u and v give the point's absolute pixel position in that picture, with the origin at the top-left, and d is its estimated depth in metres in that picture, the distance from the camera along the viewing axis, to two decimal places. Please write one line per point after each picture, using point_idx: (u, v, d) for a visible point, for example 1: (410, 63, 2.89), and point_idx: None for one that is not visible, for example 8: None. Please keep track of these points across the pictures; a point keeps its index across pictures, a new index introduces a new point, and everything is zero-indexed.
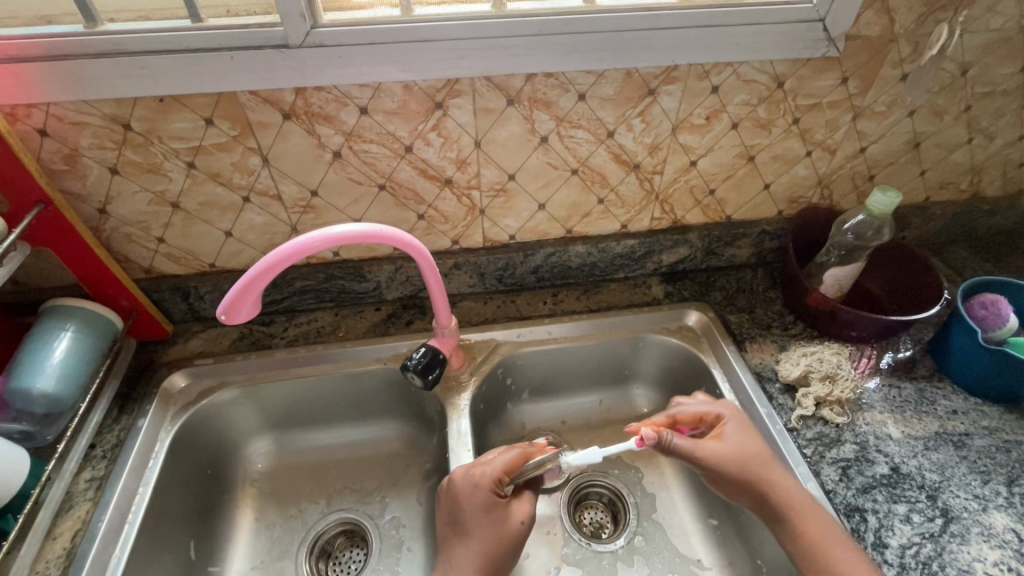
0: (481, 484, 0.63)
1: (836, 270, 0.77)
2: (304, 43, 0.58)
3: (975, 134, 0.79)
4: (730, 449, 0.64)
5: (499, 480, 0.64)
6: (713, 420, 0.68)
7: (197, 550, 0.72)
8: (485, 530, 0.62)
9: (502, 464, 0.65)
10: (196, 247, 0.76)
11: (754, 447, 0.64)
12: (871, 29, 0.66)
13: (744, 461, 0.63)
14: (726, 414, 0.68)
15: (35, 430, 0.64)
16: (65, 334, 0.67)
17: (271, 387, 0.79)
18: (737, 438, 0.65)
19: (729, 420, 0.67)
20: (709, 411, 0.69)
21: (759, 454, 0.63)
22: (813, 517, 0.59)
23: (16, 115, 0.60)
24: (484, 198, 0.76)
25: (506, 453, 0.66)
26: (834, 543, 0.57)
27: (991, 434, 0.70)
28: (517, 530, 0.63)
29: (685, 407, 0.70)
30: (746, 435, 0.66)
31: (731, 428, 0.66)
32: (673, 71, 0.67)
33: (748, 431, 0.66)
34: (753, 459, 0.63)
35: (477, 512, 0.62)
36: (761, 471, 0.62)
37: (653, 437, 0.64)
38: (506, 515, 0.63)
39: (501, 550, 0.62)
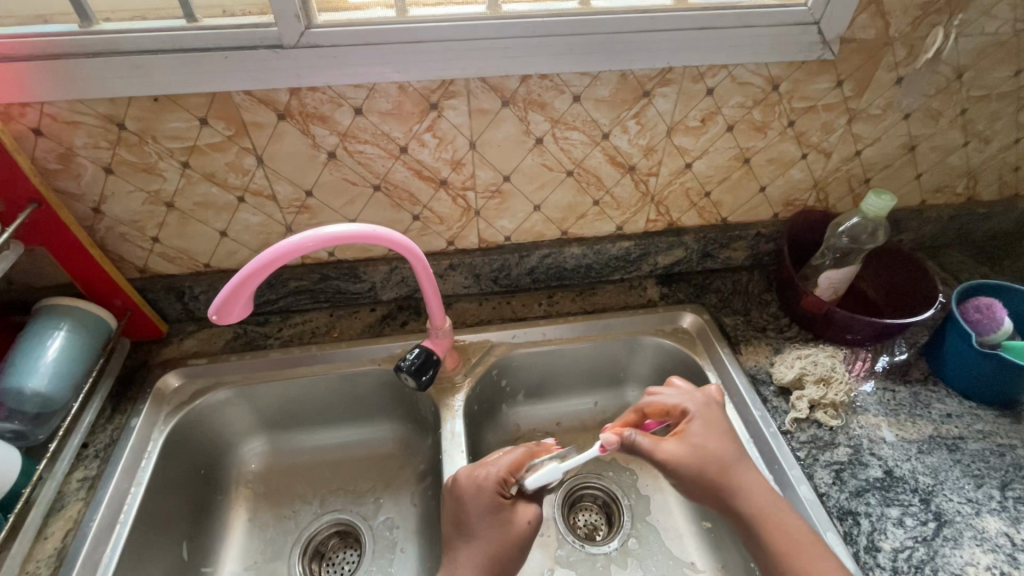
0: (486, 485, 0.63)
1: (831, 272, 0.77)
2: (298, 44, 0.58)
3: (971, 138, 0.79)
4: (693, 449, 0.62)
5: (504, 480, 0.64)
6: (679, 415, 0.67)
7: (189, 551, 0.72)
8: (491, 532, 0.61)
9: (507, 464, 0.65)
10: (191, 247, 0.75)
11: (718, 447, 0.63)
12: (866, 32, 0.66)
13: (708, 461, 0.61)
14: (692, 409, 0.66)
15: (26, 429, 0.64)
16: (59, 333, 0.67)
17: (265, 387, 0.79)
18: (701, 436, 0.63)
19: (693, 417, 0.65)
20: (675, 406, 0.67)
21: (722, 455, 0.62)
22: (780, 521, 0.58)
23: (10, 115, 0.60)
24: (479, 199, 0.76)
25: (513, 454, 0.66)
26: (800, 547, 0.56)
27: (985, 438, 0.70)
28: (526, 529, 0.62)
29: (652, 400, 0.68)
30: (710, 432, 0.64)
31: (695, 424, 0.65)
32: (668, 73, 0.67)
33: (712, 428, 0.64)
34: (717, 459, 0.62)
35: (482, 513, 0.62)
36: (725, 473, 0.61)
37: (614, 441, 0.60)
38: (512, 516, 0.63)
39: (509, 550, 0.61)
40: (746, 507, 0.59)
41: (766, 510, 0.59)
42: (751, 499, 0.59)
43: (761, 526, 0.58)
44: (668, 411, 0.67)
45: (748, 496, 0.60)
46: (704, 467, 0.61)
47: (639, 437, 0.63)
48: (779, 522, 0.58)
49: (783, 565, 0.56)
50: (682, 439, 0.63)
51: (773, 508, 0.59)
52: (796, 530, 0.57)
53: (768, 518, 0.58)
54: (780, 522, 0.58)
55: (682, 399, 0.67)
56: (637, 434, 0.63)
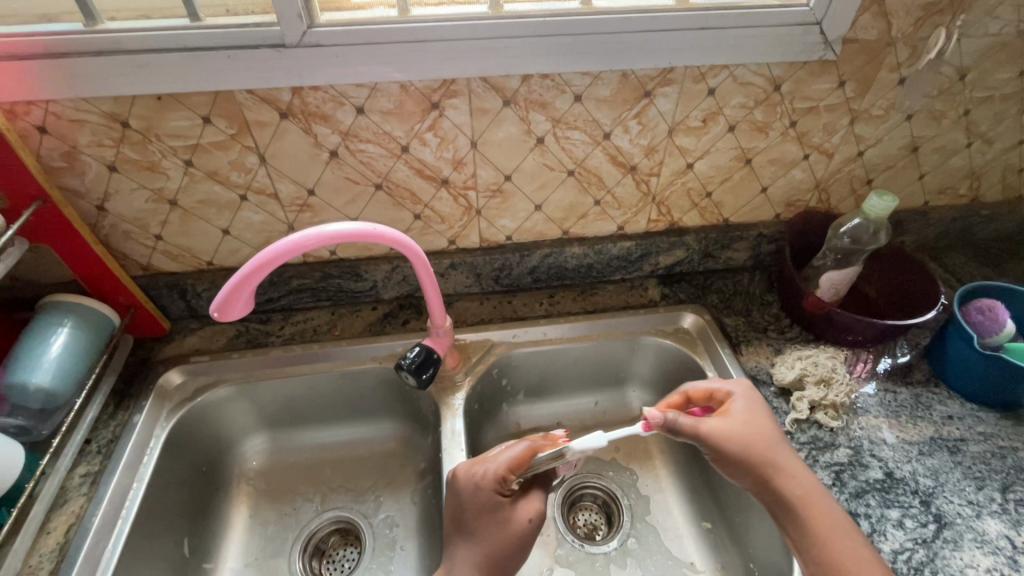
0: (483, 484, 0.62)
1: (832, 273, 0.77)
2: (300, 43, 0.59)
3: (974, 139, 0.79)
4: (738, 429, 0.61)
5: (503, 479, 0.62)
6: (722, 399, 0.66)
7: (190, 547, 0.72)
8: (489, 532, 0.61)
9: (506, 463, 0.63)
10: (193, 245, 0.76)
11: (762, 428, 0.62)
12: (868, 32, 0.66)
13: (753, 441, 0.61)
14: (735, 392, 0.66)
15: (31, 424, 0.65)
16: (63, 329, 0.67)
17: (266, 385, 0.79)
18: (745, 417, 0.63)
19: (738, 399, 0.65)
20: (719, 389, 0.66)
21: (767, 436, 0.62)
22: (823, 506, 0.57)
23: (16, 113, 0.60)
24: (480, 199, 0.76)
25: (517, 449, 0.63)
26: (842, 535, 0.56)
27: (987, 440, 0.70)
28: (525, 528, 0.62)
29: (695, 385, 0.68)
30: (755, 414, 0.64)
31: (737, 405, 0.64)
32: (670, 73, 0.67)
33: (756, 410, 0.64)
34: (763, 440, 0.61)
35: (479, 513, 0.62)
36: (770, 453, 0.60)
37: (657, 418, 0.61)
38: (510, 515, 0.62)
39: (507, 549, 0.61)
40: (790, 488, 0.58)
41: (810, 495, 0.58)
42: (794, 481, 0.59)
43: (806, 509, 0.57)
44: (710, 395, 0.67)
45: (792, 478, 0.59)
46: (750, 446, 0.60)
47: (683, 417, 0.62)
48: (821, 507, 0.57)
49: (827, 550, 0.55)
50: (726, 418, 0.63)
51: (817, 493, 0.58)
52: (838, 517, 0.57)
53: (811, 502, 0.57)
54: (823, 508, 0.57)
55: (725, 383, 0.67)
56: (682, 414, 0.62)
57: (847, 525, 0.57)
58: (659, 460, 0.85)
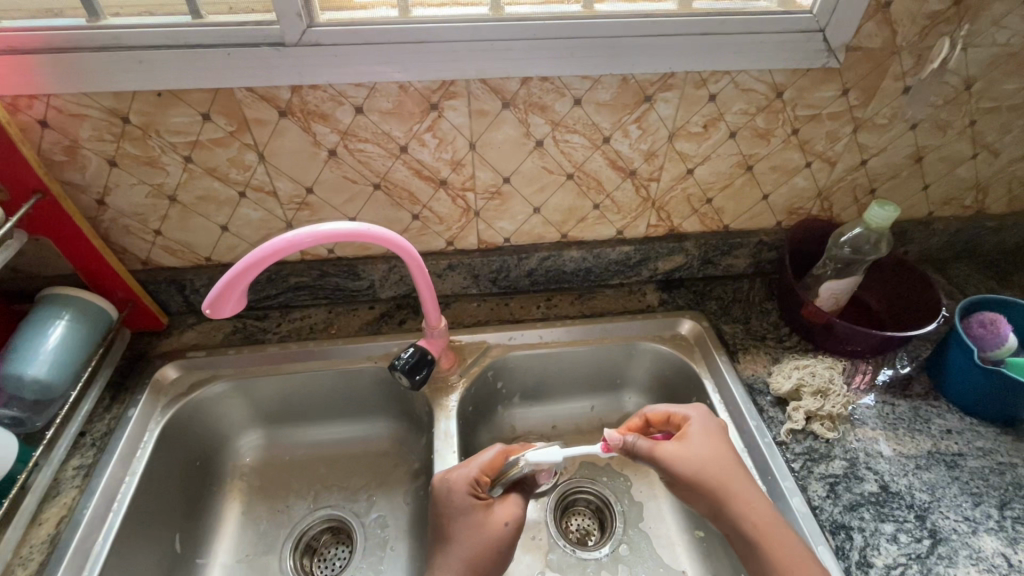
0: (459, 486, 0.63)
1: (832, 282, 0.76)
2: (300, 42, 0.59)
3: (979, 150, 0.78)
4: (693, 456, 0.62)
5: (477, 481, 0.64)
6: (679, 422, 0.66)
7: (182, 544, 0.73)
8: (467, 534, 0.61)
9: (480, 464, 0.65)
10: (193, 240, 0.76)
11: (718, 453, 0.62)
12: (873, 40, 0.65)
13: (705, 467, 0.61)
14: (693, 415, 0.66)
15: (25, 415, 0.65)
16: (61, 321, 0.68)
17: (262, 381, 0.80)
18: (701, 441, 0.63)
19: (694, 423, 0.65)
20: (677, 412, 0.67)
21: (720, 462, 0.61)
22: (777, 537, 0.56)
23: (18, 106, 0.61)
24: (478, 200, 0.76)
25: (490, 453, 0.66)
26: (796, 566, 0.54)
27: (985, 456, 0.69)
28: (501, 531, 0.62)
29: (654, 407, 0.68)
30: (711, 439, 0.63)
31: (696, 430, 0.64)
32: (670, 78, 0.66)
33: (712, 436, 0.64)
34: (716, 465, 0.61)
35: (456, 517, 0.61)
36: (722, 480, 0.60)
37: (616, 439, 0.64)
38: (486, 518, 0.62)
39: (484, 553, 0.60)
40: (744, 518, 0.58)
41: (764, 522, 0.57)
42: (748, 506, 0.58)
43: (759, 536, 0.57)
44: (669, 418, 0.67)
45: (748, 508, 0.58)
46: (701, 473, 0.61)
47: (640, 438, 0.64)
48: (776, 537, 0.56)
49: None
50: (680, 443, 0.63)
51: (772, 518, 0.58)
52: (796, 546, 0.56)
53: (761, 525, 0.57)
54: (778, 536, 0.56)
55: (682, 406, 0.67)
56: (639, 437, 0.64)
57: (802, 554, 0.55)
58: (655, 467, 0.84)
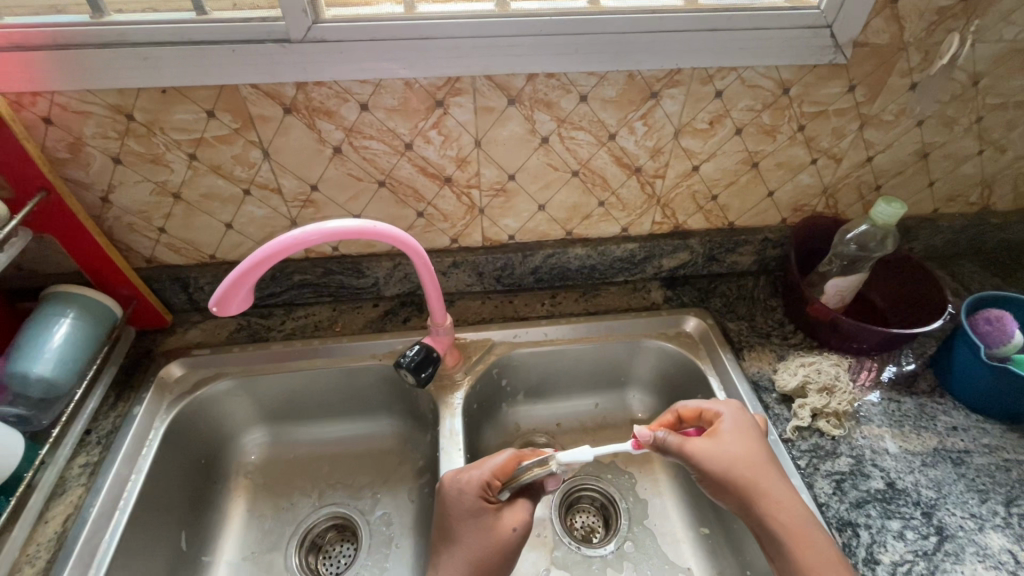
0: (469, 489, 0.63)
1: (837, 280, 0.76)
2: (305, 38, 0.59)
3: (986, 146, 0.78)
4: (724, 452, 0.61)
5: (488, 485, 0.63)
6: (711, 418, 0.66)
7: (187, 541, 0.73)
8: (474, 538, 0.61)
9: (492, 468, 0.64)
10: (197, 238, 0.76)
11: (750, 451, 0.61)
12: (880, 36, 0.65)
13: (739, 465, 0.60)
14: (725, 412, 0.65)
15: (29, 414, 0.65)
16: (65, 319, 0.67)
17: (267, 379, 0.80)
18: (734, 439, 0.62)
19: (726, 419, 0.64)
20: (709, 409, 0.66)
21: (752, 460, 0.61)
22: (810, 539, 0.56)
23: (22, 103, 0.60)
24: (483, 198, 0.76)
25: (502, 456, 0.65)
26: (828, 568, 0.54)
27: (991, 452, 0.69)
28: (508, 537, 0.61)
29: (685, 403, 0.68)
30: (744, 437, 0.63)
31: (728, 427, 0.64)
32: (676, 74, 0.66)
33: (745, 433, 0.63)
34: (748, 462, 0.60)
35: (463, 519, 0.62)
36: (754, 478, 0.59)
37: (647, 436, 0.62)
38: (495, 521, 0.62)
39: (490, 558, 0.60)
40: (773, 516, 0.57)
41: (795, 522, 0.57)
42: (779, 505, 0.58)
43: (790, 536, 0.56)
44: (701, 414, 0.67)
45: (777, 507, 0.58)
46: (734, 470, 0.60)
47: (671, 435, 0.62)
48: (807, 538, 0.56)
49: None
50: (713, 439, 0.62)
51: (804, 519, 0.57)
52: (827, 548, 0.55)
53: (791, 524, 0.57)
54: (810, 537, 0.56)
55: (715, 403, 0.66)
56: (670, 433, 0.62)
57: (832, 555, 0.55)
58: (659, 465, 0.84)
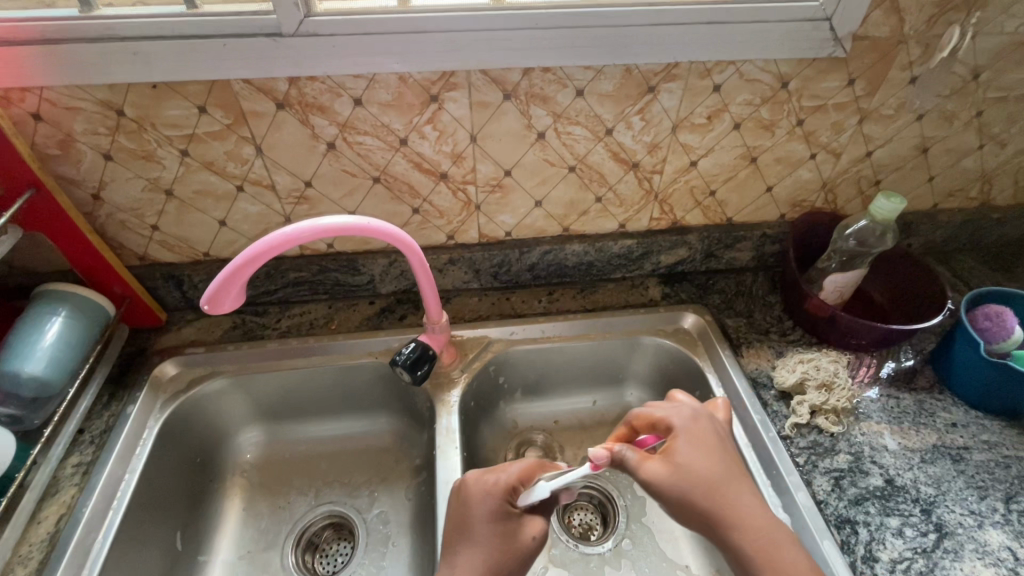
0: (495, 491, 0.62)
1: (837, 276, 0.75)
2: (297, 32, 0.58)
3: (986, 140, 0.77)
4: (682, 471, 0.57)
5: (513, 489, 0.62)
6: (666, 430, 0.62)
7: (182, 541, 0.72)
8: (497, 542, 0.59)
9: (517, 473, 0.63)
10: (191, 236, 0.75)
11: (709, 467, 0.57)
12: (880, 29, 0.65)
13: (694, 484, 0.56)
14: (677, 424, 0.61)
15: (22, 414, 0.65)
16: (58, 319, 0.67)
17: (262, 377, 0.79)
18: (690, 455, 0.59)
19: (680, 434, 0.60)
20: (662, 419, 0.62)
21: (709, 478, 0.57)
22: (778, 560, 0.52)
23: (10, 99, 0.59)
24: (480, 193, 0.75)
25: (525, 463, 0.65)
26: None
27: (991, 449, 0.68)
28: (528, 545, 0.60)
29: (641, 411, 0.65)
30: (702, 452, 0.59)
31: (683, 441, 0.60)
32: (674, 69, 0.65)
33: (701, 447, 0.59)
34: (707, 481, 0.56)
35: (487, 522, 0.60)
36: (714, 497, 0.55)
37: (603, 456, 0.57)
38: (517, 528, 0.61)
39: (510, 565, 0.59)
40: (741, 540, 0.53)
41: (761, 543, 0.53)
42: (743, 526, 0.54)
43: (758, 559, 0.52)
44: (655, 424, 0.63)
45: (743, 530, 0.54)
46: (691, 490, 0.56)
47: (627, 450, 0.59)
48: (775, 559, 0.52)
49: None
50: (669, 458, 0.58)
51: (770, 536, 0.54)
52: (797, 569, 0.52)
53: (760, 548, 0.53)
54: (778, 557, 0.52)
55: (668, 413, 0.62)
56: (626, 449, 0.59)
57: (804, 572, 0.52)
58: None
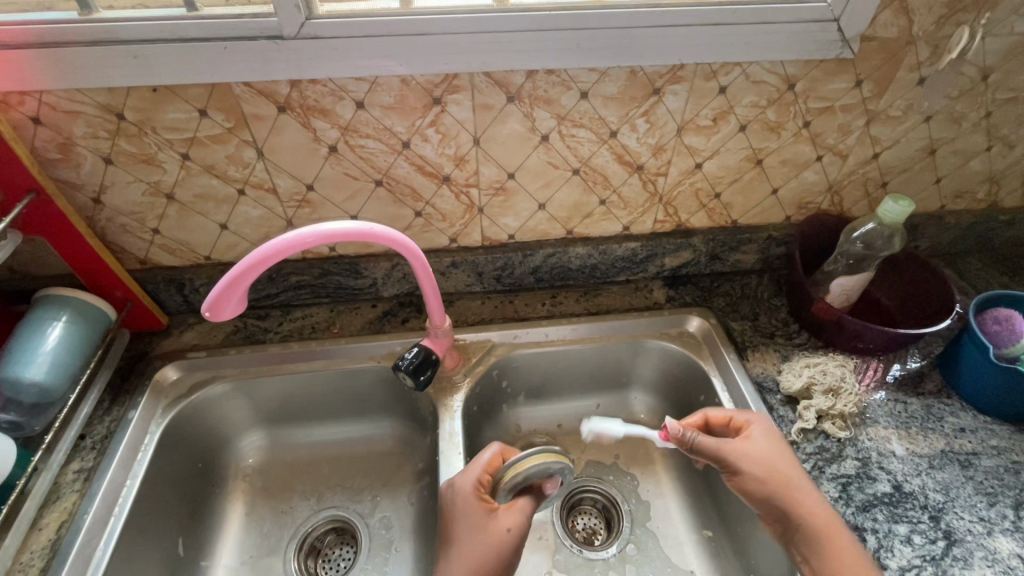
0: (461, 488, 0.62)
1: (843, 279, 0.75)
2: (298, 34, 0.57)
3: (995, 142, 0.76)
4: (760, 464, 0.60)
5: (479, 482, 0.63)
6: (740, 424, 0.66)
7: (184, 547, 0.72)
8: (470, 537, 0.59)
9: (480, 466, 0.64)
10: (192, 239, 0.75)
11: (784, 456, 0.61)
12: (888, 30, 0.64)
13: (767, 471, 0.60)
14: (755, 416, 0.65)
15: (22, 420, 0.64)
16: (58, 323, 0.66)
17: (264, 382, 0.79)
18: (763, 446, 0.62)
19: (758, 424, 0.64)
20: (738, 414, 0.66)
21: (785, 472, 0.60)
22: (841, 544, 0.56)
23: (9, 103, 0.59)
24: (483, 196, 0.74)
25: (488, 453, 0.66)
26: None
27: (1000, 455, 0.67)
28: (504, 537, 0.59)
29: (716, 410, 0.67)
30: (776, 446, 0.62)
31: (757, 433, 0.63)
32: (679, 70, 0.64)
33: (777, 440, 0.63)
34: (778, 468, 0.60)
35: (459, 519, 0.60)
36: (786, 484, 0.59)
37: (675, 430, 0.63)
38: (489, 520, 0.60)
39: (487, 560, 0.58)
40: (808, 529, 0.57)
41: (824, 529, 0.57)
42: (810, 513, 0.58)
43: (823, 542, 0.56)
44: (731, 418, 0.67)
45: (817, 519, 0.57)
46: (765, 474, 0.60)
47: (700, 436, 0.63)
48: (838, 542, 0.56)
49: None
50: (745, 443, 0.62)
51: (835, 524, 0.57)
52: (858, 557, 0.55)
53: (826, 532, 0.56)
54: (840, 543, 0.56)
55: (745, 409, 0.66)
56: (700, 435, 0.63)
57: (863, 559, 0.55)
58: (661, 466, 0.83)
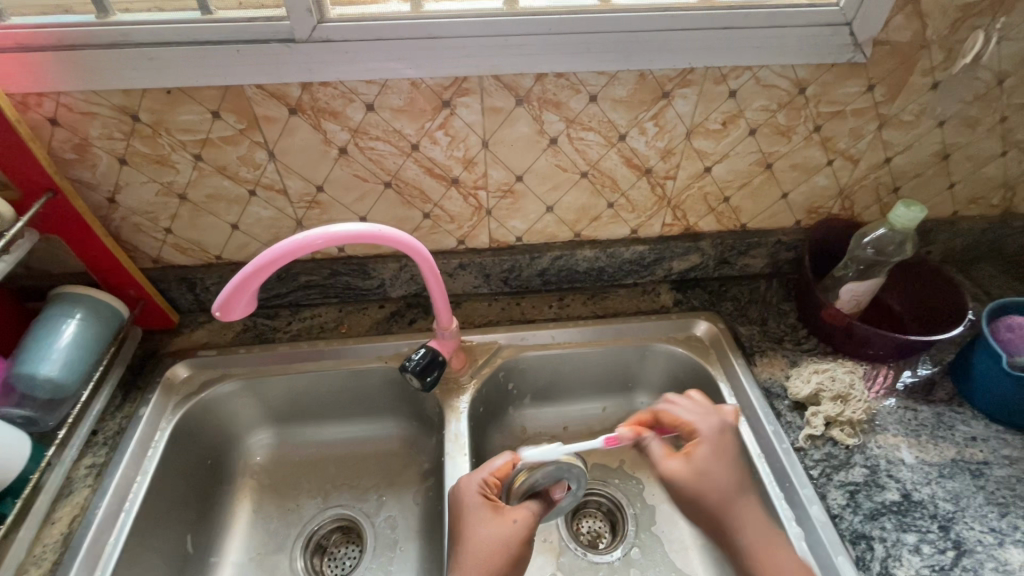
0: (469, 487, 0.64)
1: (853, 285, 0.74)
2: (311, 37, 0.58)
3: (1009, 147, 0.75)
4: (696, 472, 0.63)
5: (488, 483, 0.64)
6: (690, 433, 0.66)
7: (193, 543, 0.73)
8: (477, 534, 0.60)
9: (491, 470, 0.65)
10: (203, 239, 0.76)
11: (726, 472, 0.62)
12: (901, 34, 0.63)
13: (708, 489, 0.61)
14: (703, 430, 0.66)
15: (37, 415, 0.66)
16: (73, 319, 0.68)
17: (273, 379, 0.79)
18: (707, 461, 0.63)
19: (704, 441, 0.65)
20: (687, 424, 0.67)
21: (724, 484, 0.61)
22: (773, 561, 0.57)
23: (28, 105, 0.60)
24: (491, 198, 0.75)
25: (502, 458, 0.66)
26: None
27: (1011, 464, 0.67)
28: (511, 527, 0.61)
29: (671, 411, 0.69)
30: (721, 458, 0.64)
31: (703, 447, 0.64)
32: (689, 74, 0.64)
33: (720, 455, 0.64)
34: (718, 489, 0.61)
35: (470, 516, 0.61)
36: (725, 505, 0.60)
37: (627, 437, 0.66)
38: (498, 515, 0.62)
39: (497, 553, 0.59)
40: (735, 533, 0.59)
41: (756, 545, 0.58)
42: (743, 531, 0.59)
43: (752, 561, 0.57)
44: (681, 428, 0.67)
45: (740, 527, 0.59)
46: (703, 494, 0.61)
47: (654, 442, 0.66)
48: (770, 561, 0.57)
49: None
50: (688, 461, 0.64)
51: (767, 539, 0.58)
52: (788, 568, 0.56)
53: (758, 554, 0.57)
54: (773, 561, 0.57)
55: (696, 419, 0.66)
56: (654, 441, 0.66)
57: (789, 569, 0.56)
58: None
